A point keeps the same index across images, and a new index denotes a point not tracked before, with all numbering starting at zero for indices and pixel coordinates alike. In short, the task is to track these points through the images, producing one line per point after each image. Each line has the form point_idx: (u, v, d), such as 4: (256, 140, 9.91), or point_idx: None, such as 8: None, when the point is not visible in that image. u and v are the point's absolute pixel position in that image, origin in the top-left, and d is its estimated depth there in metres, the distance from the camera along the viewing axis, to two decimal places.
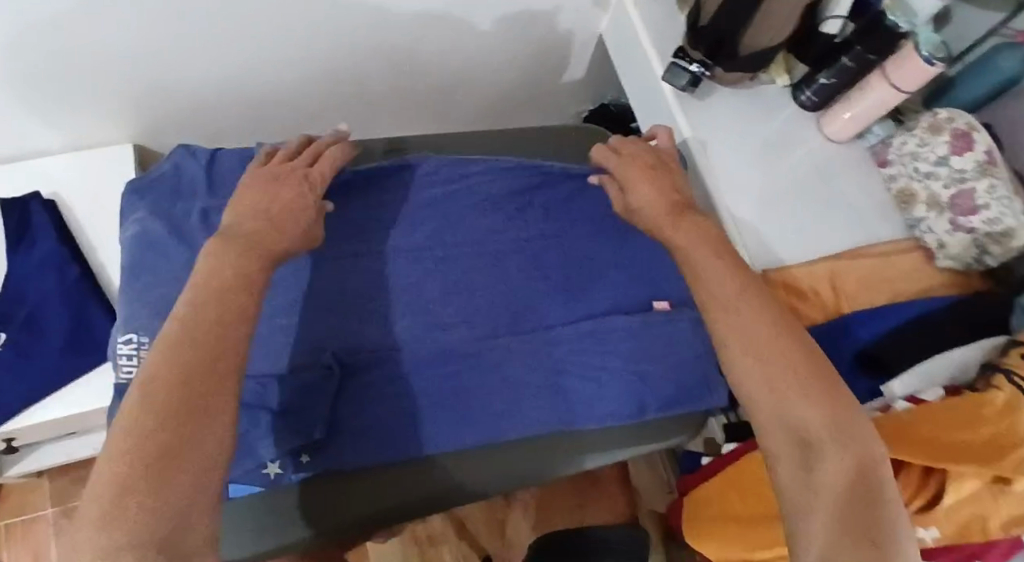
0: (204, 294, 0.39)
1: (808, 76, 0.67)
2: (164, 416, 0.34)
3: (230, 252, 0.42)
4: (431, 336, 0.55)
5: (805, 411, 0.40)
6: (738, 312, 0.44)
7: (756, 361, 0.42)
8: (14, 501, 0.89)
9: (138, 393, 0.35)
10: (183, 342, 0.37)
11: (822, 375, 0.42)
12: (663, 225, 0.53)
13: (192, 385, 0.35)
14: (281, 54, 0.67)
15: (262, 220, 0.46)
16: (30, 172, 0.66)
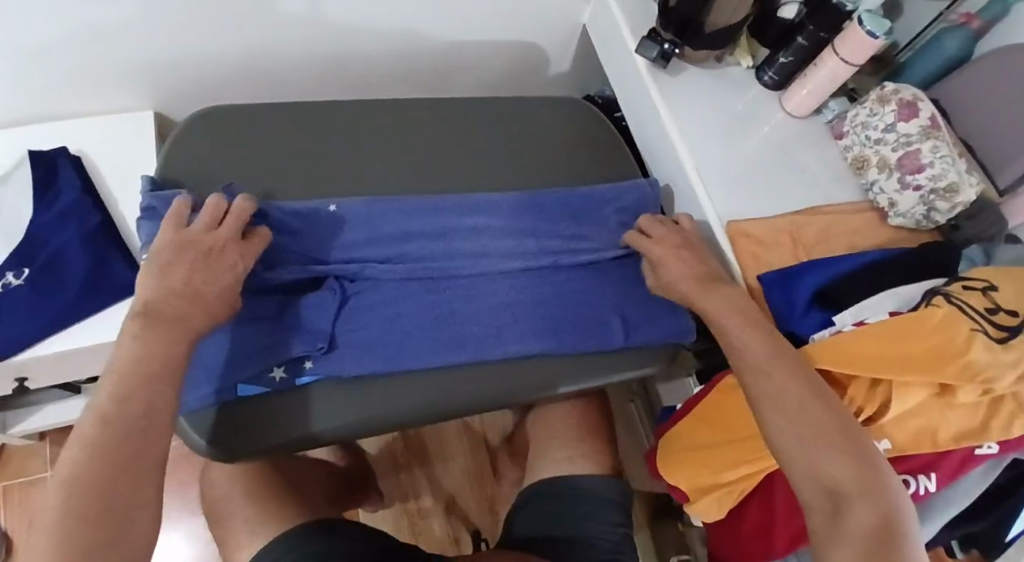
0: (140, 350, 0.45)
1: (769, 58, 0.73)
2: (113, 468, 0.40)
3: (158, 315, 0.46)
4: (428, 268, 0.60)
5: (833, 464, 0.46)
6: (769, 375, 0.50)
7: (787, 419, 0.48)
8: (14, 463, 0.92)
9: (82, 446, 0.41)
10: (126, 400, 0.43)
11: (849, 433, 0.47)
12: (692, 295, 0.58)
13: (135, 440, 0.42)
14: (294, 37, 0.74)
15: (189, 311, 0.48)
16: (56, 134, 0.72)
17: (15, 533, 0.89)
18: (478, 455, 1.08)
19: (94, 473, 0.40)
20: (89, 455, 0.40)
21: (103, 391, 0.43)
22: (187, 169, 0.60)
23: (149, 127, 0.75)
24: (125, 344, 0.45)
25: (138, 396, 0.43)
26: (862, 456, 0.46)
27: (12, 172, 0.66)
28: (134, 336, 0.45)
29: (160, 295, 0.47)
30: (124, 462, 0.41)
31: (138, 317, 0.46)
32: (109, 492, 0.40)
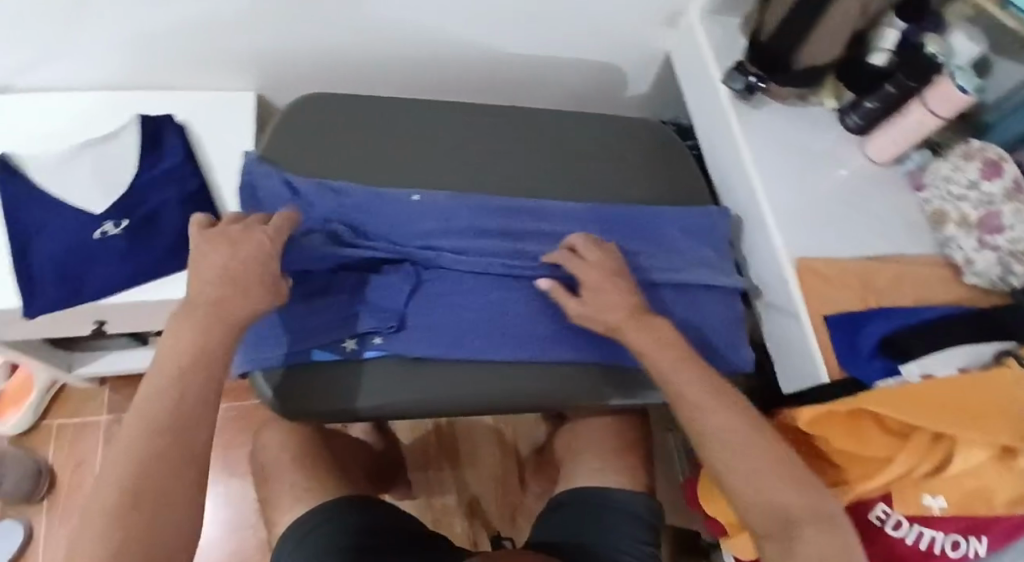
0: (184, 360, 0.48)
1: (854, 102, 0.73)
2: (156, 469, 0.44)
3: (200, 323, 0.48)
4: (499, 265, 0.61)
5: (786, 498, 0.50)
6: (709, 415, 0.53)
7: (735, 455, 0.52)
8: (72, 404, 0.96)
9: (129, 450, 0.44)
10: (173, 409, 0.46)
11: (792, 464, 0.52)
12: (625, 328, 0.56)
13: (179, 447, 0.45)
14: (390, 38, 0.77)
15: (228, 307, 0.49)
16: (163, 101, 0.77)
17: (61, 471, 0.94)
18: (506, 462, 1.08)
19: (140, 476, 0.44)
20: (137, 462, 0.44)
21: (148, 395, 0.46)
22: (287, 142, 0.65)
23: (245, 103, 0.80)
24: (171, 350, 0.48)
25: (182, 405, 0.46)
26: (808, 487, 0.51)
27: (121, 130, 0.71)
28: (178, 344, 0.48)
29: (202, 298, 0.49)
30: (166, 464, 0.45)
31: (182, 324, 0.49)
32: (155, 498, 0.44)
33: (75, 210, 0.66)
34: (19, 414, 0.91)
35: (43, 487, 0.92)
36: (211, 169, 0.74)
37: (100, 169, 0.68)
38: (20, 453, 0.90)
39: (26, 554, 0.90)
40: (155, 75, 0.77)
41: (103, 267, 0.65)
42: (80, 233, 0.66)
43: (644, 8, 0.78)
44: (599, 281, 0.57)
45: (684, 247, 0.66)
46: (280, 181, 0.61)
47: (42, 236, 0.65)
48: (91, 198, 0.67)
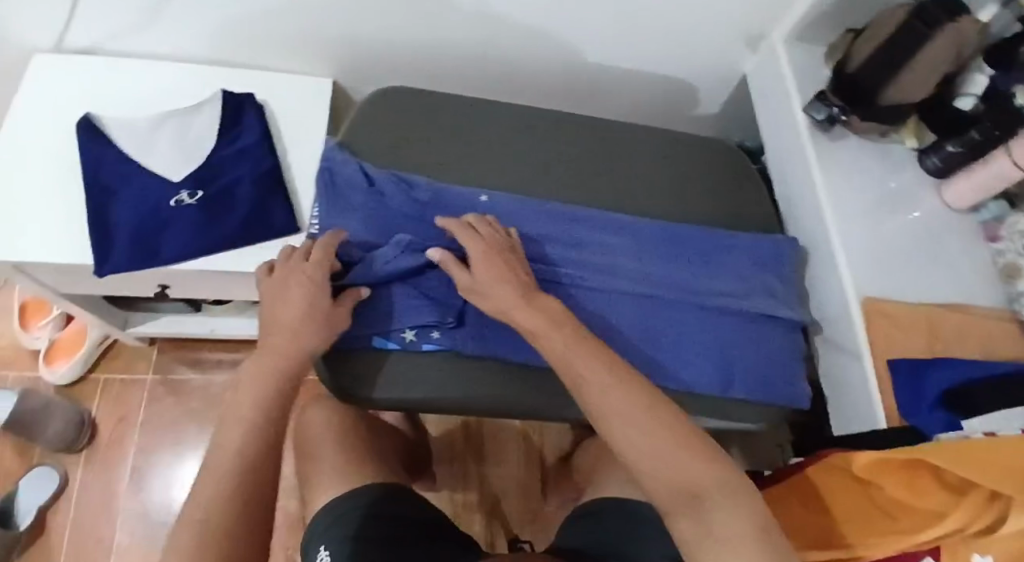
0: (263, 405, 0.50)
1: (935, 144, 0.71)
2: (234, 511, 0.45)
3: (273, 368, 0.51)
4: (562, 273, 0.61)
5: (697, 473, 0.45)
6: (603, 390, 0.49)
7: (639, 432, 0.47)
8: (120, 361, 0.99)
9: (209, 495, 0.45)
10: (249, 454, 0.47)
11: (690, 437, 0.47)
12: (516, 312, 0.53)
13: (257, 488, 0.47)
14: (472, 35, 0.78)
15: (290, 350, 0.52)
16: (245, 78, 0.79)
17: (103, 424, 0.96)
18: (531, 468, 1.07)
19: (219, 520, 0.44)
20: (221, 501, 0.45)
21: (230, 438, 0.48)
22: (367, 132, 0.66)
23: (323, 88, 0.82)
24: (249, 393, 0.50)
25: (260, 447, 0.48)
26: (717, 462, 0.45)
27: (205, 103, 0.74)
28: (257, 389, 0.50)
29: (273, 344, 0.52)
30: (243, 505, 0.45)
31: (259, 368, 0.51)
32: (236, 536, 0.44)
33: (159, 177, 0.70)
34: (68, 365, 0.94)
35: (84, 437, 0.94)
36: (285, 149, 0.77)
37: (181, 141, 0.72)
38: (65, 401, 0.93)
39: (56, 507, 0.92)
40: (242, 54, 0.80)
41: (176, 234, 0.68)
42: (159, 200, 0.69)
43: (725, 30, 0.78)
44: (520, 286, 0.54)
45: (749, 275, 0.65)
46: (356, 170, 0.62)
47: (119, 199, 0.69)
48: (170, 167, 0.71)
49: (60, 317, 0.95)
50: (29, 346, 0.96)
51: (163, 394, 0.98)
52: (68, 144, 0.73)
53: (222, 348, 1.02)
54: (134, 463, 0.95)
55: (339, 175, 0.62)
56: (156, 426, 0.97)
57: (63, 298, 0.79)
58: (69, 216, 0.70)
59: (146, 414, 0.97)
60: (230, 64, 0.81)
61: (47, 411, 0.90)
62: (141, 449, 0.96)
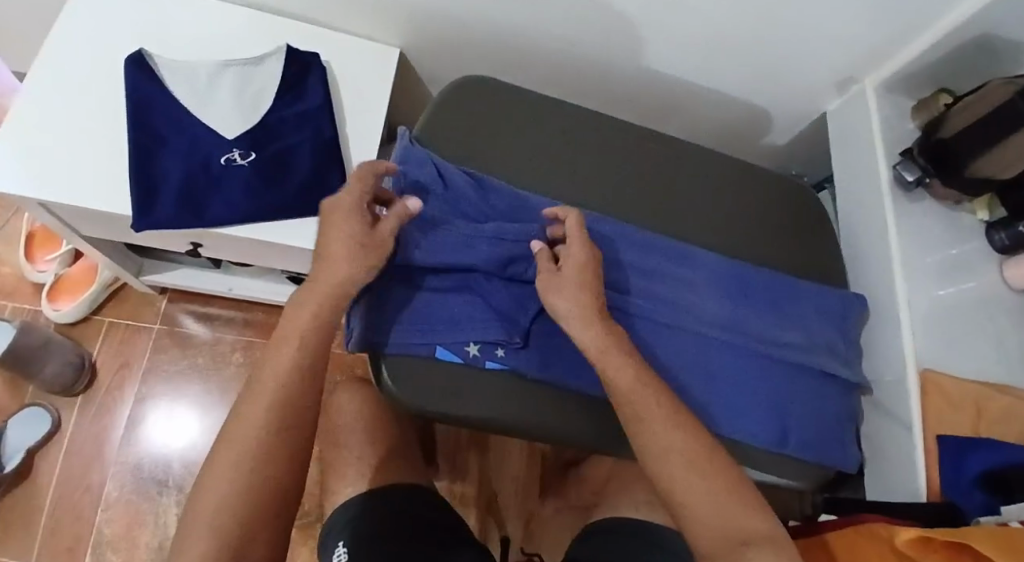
0: (286, 389, 0.48)
1: (1005, 220, 0.70)
2: (253, 477, 0.46)
3: (303, 348, 0.49)
4: (632, 304, 0.59)
5: (745, 519, 0.46)
6: (657, 430, 0.49)
7: (692, 473, 0.47)
8: (128, 305, 0.95)
9: (233, 459, 0.46)
10: (273, 422, 0.47)
11: (734, 480, 0.48)
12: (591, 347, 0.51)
13: (277, 481, 0.47)
14: (561, 31, 0.75)
15: (330, 299, 0.49)
16: (313, 38, 0.77)
17: (103, 369, 0.93)
18: (531, 467, 1.04)
19: (237, 489, 0.45)
20: (243, 472, 0.46)
21: (250, 421, 0.47)
22: (447, 131, 0.63)
23: (393, 60, 0.79)
24: (274, 370, 0.48)
25: (280, 435, 0.47)
26: (755, 501, 0.47)
27: (266, 57, 0.72)
28: (281, 372, 0.48)
29: (302, 311, 0.49)
30: (260, 470, 0.46)
31: (286, 347, 0.48)
32: (249, 531, 0.46)
33: (212, 130, 0.67)
34: (73, 305, 0.89)
35: (84, 379, 0.91)
36: (346, 121, 0.74)
37: (239, 95, 0.69)
38: (65, 341, 0.88)
39: (45, 450, 0.89)
40: (313, 11, 0.76)
41: (225, 194, 0.65)
42: (209, 155, 0.67)
43: (814, 69, 0.76)
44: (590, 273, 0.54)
45: (815, 325, 0.64)
46: (433, 174, 0.58)
47: (168, 149, 0.66)
48: (226, 122, 0.68)
49: (69, 253, 0.91)
50: (32, 279, 0.92)
51: (169, 345, 0.95)
52: (112, 79, 0.69)
53: (237, 306, 0.98)
54: (131, 412, 0.92)
55: (417, 177, 0.58)
56: (157, 378, 0.94)
57: (81, 239, 0.74)
58: (106, 157, 0.65)
59: (149, 362, 0.94)
60: (300, 19, 0.78)
61: (47, 350, 0.85)
62: (139, 399, 0.92)
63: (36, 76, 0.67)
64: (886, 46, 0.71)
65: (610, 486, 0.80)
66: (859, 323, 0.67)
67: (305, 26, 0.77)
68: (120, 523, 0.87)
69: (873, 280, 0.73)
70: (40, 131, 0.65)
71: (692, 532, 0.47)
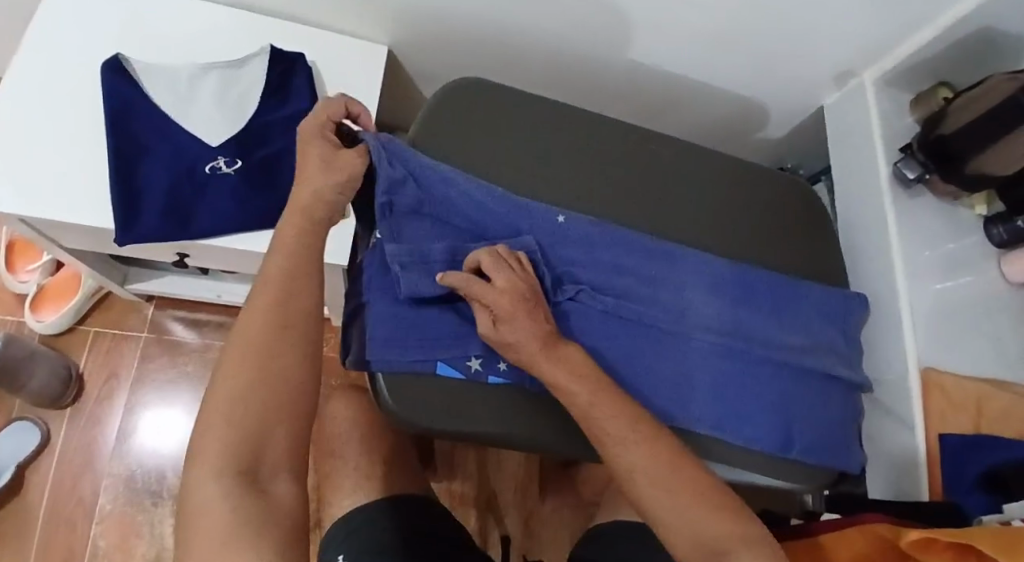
0: (279, 298, 0.46)
1: (1003, 215, 0.70)
2: (255, 386, 0.43)
3: (294, 262, 0.48)
4: (635, 312, 0.58)
5: (715, 527, 0.45)
6: (628, 444, 0.47)
7: (660, 486, 0.46)
8: (114, 314, 0.93)
9: (235, 371, 0.43)
10: (267, 330, 0.45)
11: (711, 489, 0.47)
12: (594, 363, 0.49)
13: (281, 388, 0.43)
14: (555, 27, 0.73)
15: (306, 209, 0.49)
16: (299, 36, 0.74)
17: (90, 380, 0.91)
18: (529, 466, 1.02)
19: (241, 398, 0.42)
20: (242, 378, 0.43)
21: (247, 335, 0.44)
22: (440, 140, 0.61)
23: (382, 58, 0.76)
24: (266, 285, 0.47)
25: (282, 344, 0.45)
26: (725, 503, 0.46)
27: (250, 58, 0.69)
28: (276, 284, 0.46)
29: (289, 230, 0.49)
30: (261, 379, 0.43)
31: (277, 261, 0.48)
32: (262, 442, 0.42)
33: (195, 137, 0.65)
34: (57, 316, 0.87)
35: (71, 392, 0.89)
36: None
37: (222, 100, 0.67)
38: (50, 352, 0.86)
39: (36, 463, 0.87)
40: (297, 10, 0.74)
41: (211, 203, 0.63)
42: (192, 163, 0.64)
43: (811, 63, 0.75)
44: (513, 309, 0.50)
45: (817, 324, 0.64)
46: (416, 195, 0.55)
47: (150, 157, 0.64)
48: (210, 129, 0.66)
49: (51, 262, 0.88)
50: (13, 290, 0.89)
51: (157, 353, 0.93)
52: (89, 85, 0.66)
53: (226, 311, 0.96)
54: (121, 423, 0.90)
55: (401, 200, 0.55)
56: (147, 387, 0.92)
57: (61, 250, 0.71)
58: (83, 167, 0.63)
59: (137, 372, 0.92)
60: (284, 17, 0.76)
61: (31, 362, 0.82)
62: (128, 409, 0.90)
63: (8, 84, 0.64)
64: (885, 40, 0.69)
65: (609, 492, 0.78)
66: (860, 322, 0.66)
67: (290, 25, 0.74)
68: (113, 536, 0.86)
69: (871, 277, 0.72)
70: (16, 142, 0.62)
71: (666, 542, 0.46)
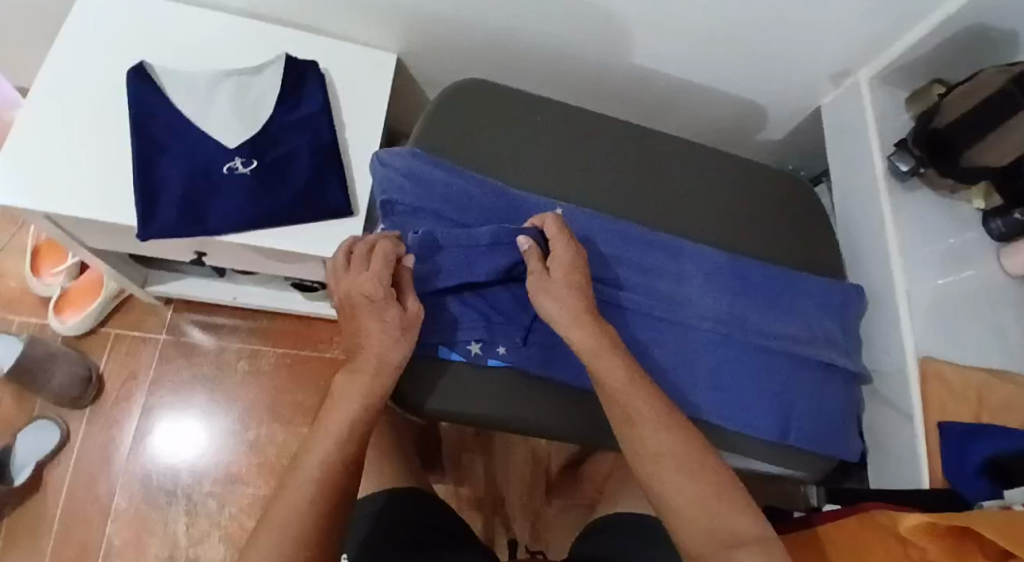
0: (350, 437, 0.47)
1: (1002, 208, 0.70)
2: (311, 524, 0.44)
3: (346, 433, 0.47)
4: (632, 300, 0.60)
5: (735, 519, 0.44)
6: (647, 428, 0.48)
7: (676, 470, 0.46)
8: (134, 316, 0.96)
9: (298, 503, 0.44)
10: (332, 465, 0.46)
11: (729, 482, 0.46)
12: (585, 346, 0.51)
13: (331, 527, 0.45)
14: (556, 33, 0.76)
15: (376, 363, 0.49)
16: (312, 45, 0.78)
17: (110, 380, 0.93)
18: (536, 468, 1.04)
19: (295, 534, 0.43)
20: (304, 509, 0.44)
21: (288, 504, 0.44)
22: (442, 138, 0.64)
23: (391, 65, 0.80)
24: (340, 414, 0.48)
25: (341, 481, 0.46)
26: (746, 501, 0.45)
27: (265, 65, 0.72)
28: (325, 454, 0.46)
29: (348, 396, 0.49)
30: (317, 517, 0.44)
31: (353, 397, 0.48)
32: None
33: (213, 139, 0.68)
34: (79, 317, 0.90)
35: (91, 392, 0.91)
36: (345, 127, 0.75)
37: (238, 104, 0.70)
38: (72, 353, 0.89)
39: (56, 460, 0.89)
40: (310, 19, 0.78)
41: (227, 201, 0.66)
42: (209, 163, 0.68)
43: (807, 64, 0.77)
44: (573, 266, 0.52)
45: (819, 324, 0.64)
46: (417, 194, 0.59)
47: (170, 158, 0.67)
48: (227, 131, 0.69)
49: (74, 265, 0.92)
50: (39, 293, 0.93)
51: (174, 355, 0.96)
52: (115, 92, 0.70)
53: (241, 314, 0.99)
54: (138, 423, 0.92)
55: (402, 200, 0.59)
56: (164, 387, 0.94)
57: (85, 250, 0.75)
58: (107, 168, 0.66)
59: (155, 373, 0.95)
60: (298, 28, 0.80)
61: (54, 361, 0.85)
62: (146, 410, 0.93)
63: (40, 90, 0.68)
64: (876, 39, 0.71)
65: (612, 491, 0.79)
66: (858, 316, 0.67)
67: (304, 35, 0.78)
68: (127, 533, 0.88)
69: (871, 270, 0.73)
70: (47, 145, 0.66)
71: (678, 534, 0.45)
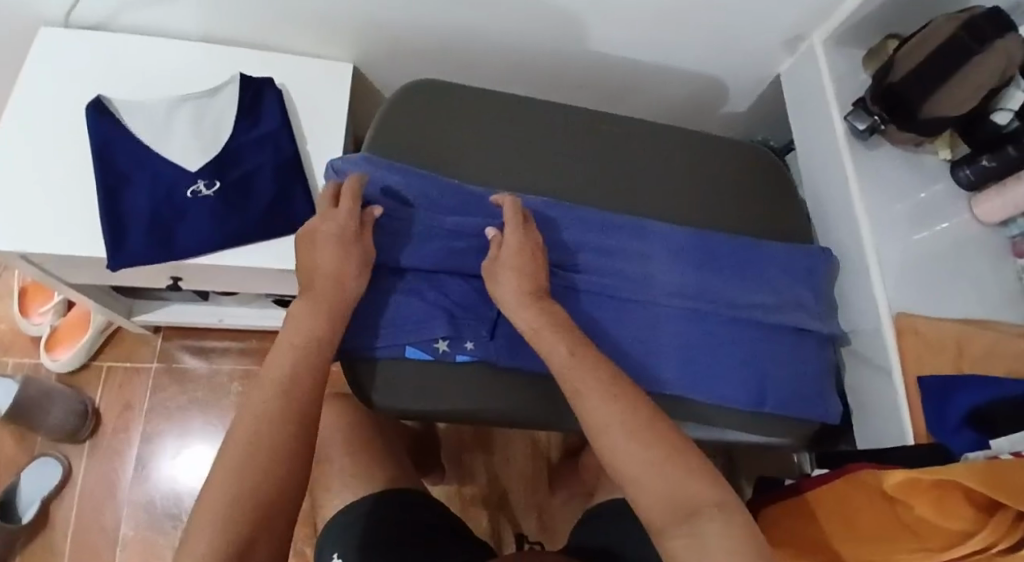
0: (307, 349, 0.50)
1: (970, 155, 0.69)
2: (273, 425, 0.46)
3: (300, 350, 0.49)
4: (596, 284, 0.60)
5: (693, 485, 0.44)
6: (602, 399, 0.47)
7: (632, 439, 0.46)
8: (124, 347, 0.98)
9: (259, 410, 0.46)
10: (292, 378, 0.48)
11: (686, 448, 0.46)
12: (543, 333, 0.51)
13: (293, 433, 0.46)
14: (505, 29, 0.77)
15: (331, 287, 0.52)
16: (268, 62, 0.78)
17: (106, 413, 0.95)
18: (537, 461, 1.04)
19: (257, 435, 0.45)
20: (264, 413, 0.46)
21: (252, 412, 0.46)
22: (397, 143, 0.64)
23: (348, 74, 0.80)
24: (299, 328, 0.50)
25: (299, 391, 0.48)
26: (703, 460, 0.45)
27: (222, 87, 0.73)
28: (286, 365, 0.49)
29: (301, 319, 0.51)
30: (278, 418, 0.46)
31: (309, 317, 0.51)
32: (267, 478, 0.44)
33: (175, 164, 0.69)
34: (70, 353, 0.92)
35: (88, 426, 0.93)
36: (305, 141, 0.76)
37: (198, 127, 0.71)
38: (66, 390, 0.91)
39: (59, 497, 0.91)
40: (264, 38, 0.79)
41: (193, 224, 0.67)
42: (174, 187, 0.69)
43: (760, 33, 0.77)
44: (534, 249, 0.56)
45: (787, 278, 0.65)
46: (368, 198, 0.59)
47: (135, 186, 0.68)
48: (188, 155, 0.70)
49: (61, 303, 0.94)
50: (30, 333, 0.94)
51: (167, 383, 0.97)
52: (76, 127, 0.71)
53: (229, 335, 1.00)
54: (138, 452, 0.94)
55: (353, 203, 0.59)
56: (160, 415, 0.95)
57: (66, 287, 0.76)
58: (75, 203, 0.67)
59: (150, 402, 0.96)
60: (253, 47, 0.81)
61: (48, 399, 0.87)
62: (145, 438, 0.94)
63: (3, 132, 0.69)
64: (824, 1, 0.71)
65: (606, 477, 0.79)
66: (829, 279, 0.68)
67: (259, 53, 0.79)
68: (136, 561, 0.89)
69: (840, 232, 0.73)
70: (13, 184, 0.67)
71: (637, 505, 0.45)
